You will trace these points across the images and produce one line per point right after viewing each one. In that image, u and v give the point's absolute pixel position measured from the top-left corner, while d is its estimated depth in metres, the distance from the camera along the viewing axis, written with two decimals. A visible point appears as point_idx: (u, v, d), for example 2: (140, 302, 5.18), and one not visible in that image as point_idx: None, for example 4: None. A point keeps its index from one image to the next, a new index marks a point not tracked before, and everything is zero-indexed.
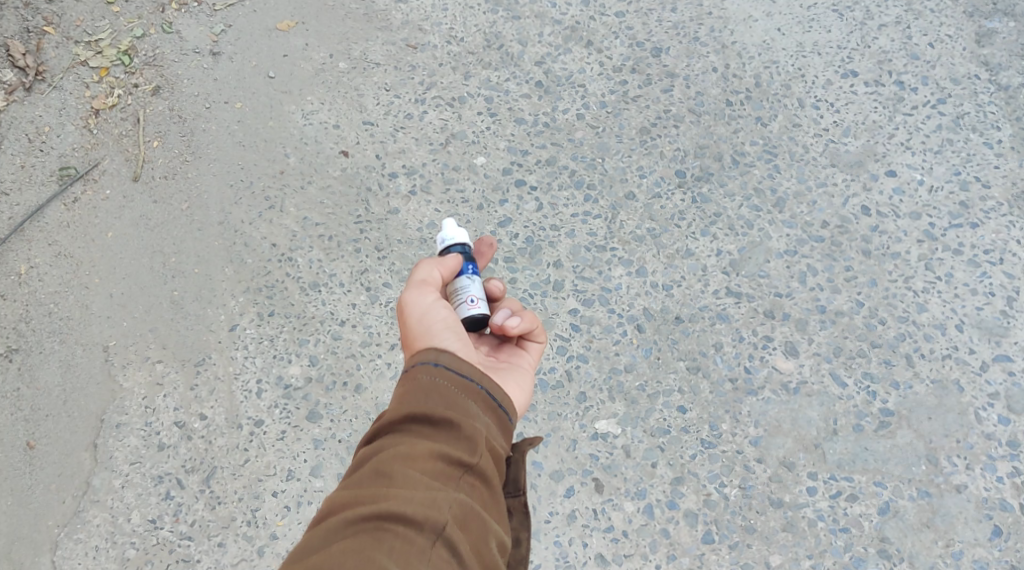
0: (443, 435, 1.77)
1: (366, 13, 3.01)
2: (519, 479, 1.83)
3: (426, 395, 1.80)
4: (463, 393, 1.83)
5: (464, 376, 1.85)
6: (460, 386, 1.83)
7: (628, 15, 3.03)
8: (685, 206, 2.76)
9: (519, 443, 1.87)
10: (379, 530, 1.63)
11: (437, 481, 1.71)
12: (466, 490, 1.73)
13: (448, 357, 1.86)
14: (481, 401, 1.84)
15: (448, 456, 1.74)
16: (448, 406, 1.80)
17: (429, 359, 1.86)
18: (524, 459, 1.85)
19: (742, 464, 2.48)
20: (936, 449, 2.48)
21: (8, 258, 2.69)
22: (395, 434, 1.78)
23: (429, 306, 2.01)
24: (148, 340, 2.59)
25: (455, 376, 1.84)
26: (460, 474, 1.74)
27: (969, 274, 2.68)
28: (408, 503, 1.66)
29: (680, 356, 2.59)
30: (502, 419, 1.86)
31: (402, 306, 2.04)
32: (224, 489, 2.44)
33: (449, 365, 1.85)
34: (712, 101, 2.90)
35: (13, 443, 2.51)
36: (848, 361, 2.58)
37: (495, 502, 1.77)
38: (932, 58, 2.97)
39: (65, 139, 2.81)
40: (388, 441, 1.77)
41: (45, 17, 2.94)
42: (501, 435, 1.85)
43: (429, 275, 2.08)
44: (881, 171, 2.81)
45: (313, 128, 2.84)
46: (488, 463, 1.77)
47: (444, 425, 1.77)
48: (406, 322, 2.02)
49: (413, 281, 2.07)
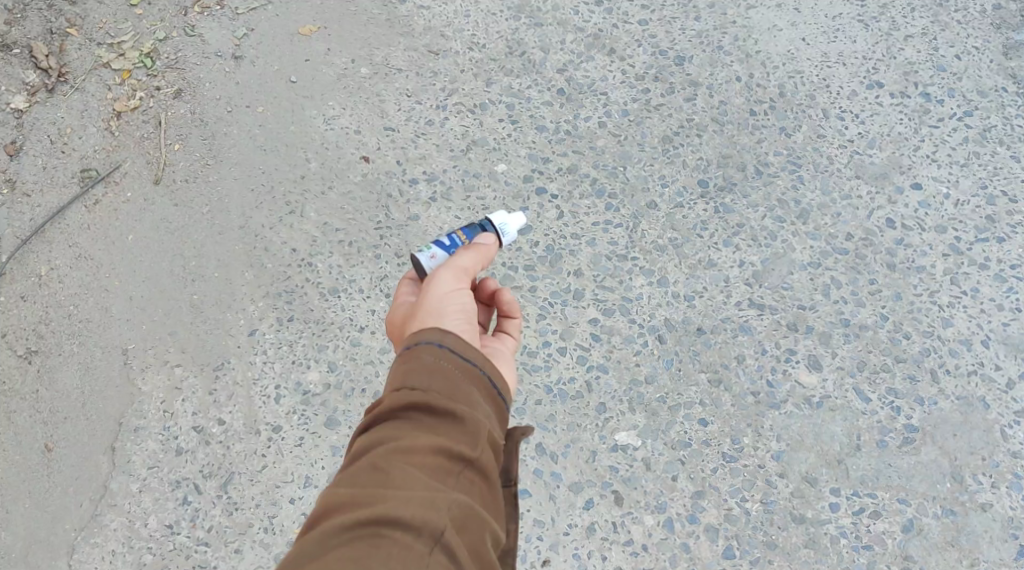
0: (445, 426, 1.70)
1: (389, 19, 3.00)
2: (512, 470, 1.77)
3: (430, 379, 1.73)
4: (467, 379, 1.76)
5: (468, 361, 1.77)
6: (464, 371, 1.76)
7: (652, 23, 3.01)
8: (708, 216, 2.72)
9: (511, 432, 1.80)
10: (376, 537, 1.56)
11: (437, 480, 1.64)
12: (465, 487, 1.66)
13: (453, 339, 1.78)
14: (484, 387, 1.77)
15: (449, 451, 1.67)
16: (451, 394, 1.72)
17: (434, 340, 1.78)
18: (517, 450, 1.79)
19: (764, 478, 2.42)
20: (961, 466, 2.42)
21: (30, 260, 2.69)
22: (393, 424, 1.71)
23: (452, 290, 1.95)
24: (167, 343, 2.58)
25: (460, 361, 1.76)
26: (460, 469, 1.67)
27: (995, 290, 2.62)
28: (407, 506, 1.59)
29: (703, 368, 2.54)
30: (502, 406, 1.80)
31: (428, 283, 1.97)
32: (242, 494, 2.42)
33: (454, 348, 1.78)
34: (736, 110, 2.86)
35: (32, 445, 2.50)
36: (872, 376, 2.53)
37: (494, 499, 1.70)
38: (959, 70, 2.92)
39: (88, 141, 2.82)
40: (387, 432, 1.70)
41: (69, 19, 2.98)
42: (501, 423, 1.78)
43: (470, 264, 2.03)
44: (907, 184, 2.76)
45: (334, 133, 2.84)
46: (488, 457, 1.71)
47: (446, 415, 1.71)
48: (423, 297, 1.95)
49: (452, 264, 2.01)
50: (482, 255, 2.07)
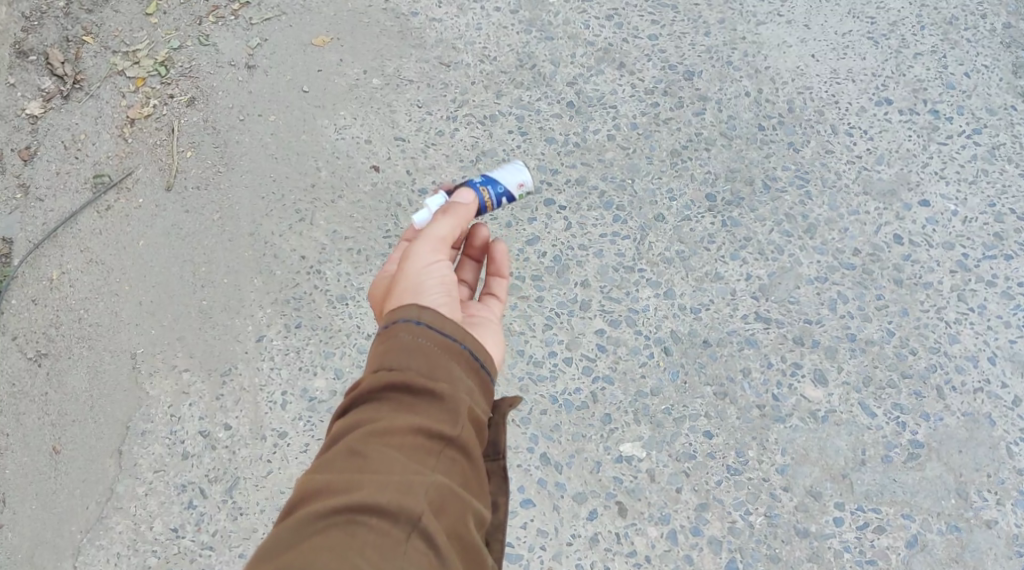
0: (423, 405, 1.72)
1: (401, 31, 3.02)
2: (498, 442, 1.81)
3: (407, 357, 1.75)
4: (447, 354, 1.77)
5: (447, 336, 1.79)
6: (443, 346, 1.78)
7: (662, 38, 3.01)
8: (715, 229, 2.73)
9: (497, 404, 1.84)
10: (352, 525, 1.58)
11: (415, 462, 1.67)
12: (446, 467, 1.69)
13: (431, 314, 1.80)
14: (465, 362, 1.79)
15: (427, 431, 1.69)
16: (429, 370, 1.75)
17: (412, 316, 1.80)
18: (504, 422, 1.83)
19: (768, 492, 2.43)
20: (966, 482, 2.42)
21: (41, 264, 2.72)
22: (371, 406, 1.74)
23: (432, 263, 2.00)
24: (175, 348, 2.60)
25: (438, 337, 1.78)
26: (440, 448, 1.70)
27: (1002, 306, 2.62)
28: (383, 492, 1.61)
29: (708, 381, 2.54)
30: (485, 379, 1.82)
31: (406, 257, 2.01)
32: (247, 499, 2.43)
33: (432, 323, 1.80)
34: (745, 125, 2.88)
35: (40, 447, 2.53)
36: (878, 392, 2.53)
37: (476, 477, 1.73)
38: (968, 88, 2.92)
39: (101, 147, 2.85)
40: (365, 415, 1.73)
41: (85, 27, 3.01)
42: (484, 397, 1.81)
43: (446, 232, 2.07)
44: (914, 201, 2.77)
45: (345, 142, 2.86)
46: (469, 434, 1.73)
47: (425, 394, 1.73)
48: (403, 271, 1.99)
49: (428, 235, 2.04)
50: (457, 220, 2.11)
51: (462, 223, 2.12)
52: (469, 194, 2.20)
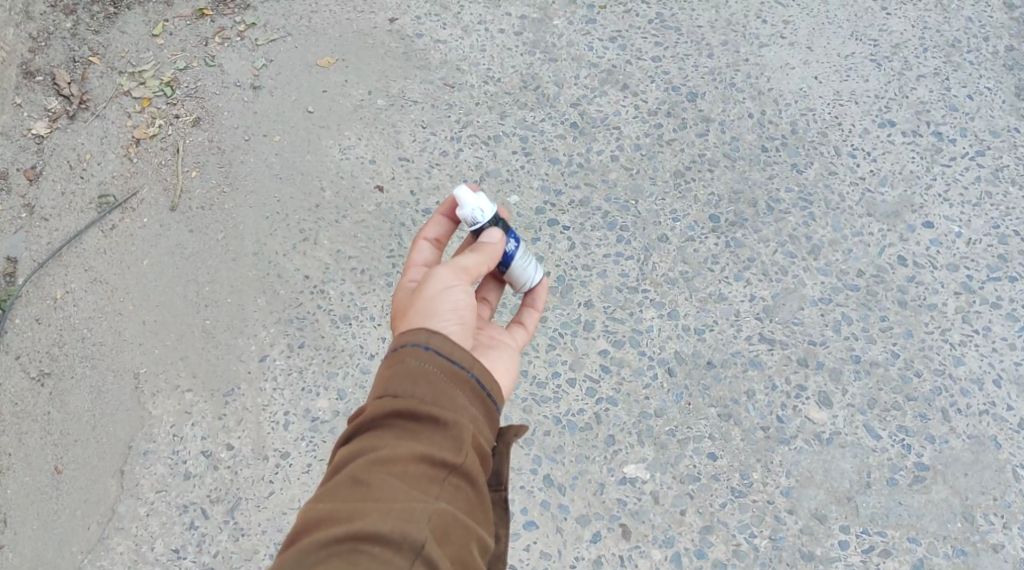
0: (428, 432, 1.72)
1: (406, 53, 3.03)
2: (502, 472, 1.80)
3: (413, 384, 1.75)
4: (452, 382, 1.77)
5: (454, 363, 1.79)
6: (449, 373, 1.78)
7: (665, 59, 3.02)
8: (719, 250, 2.73)
9: (502, 432, 1.83)
10: (354, 552, 1.57)
11: (418, 490, 1.66)
12: (450, 495, 1.68)
13: (439, 341, 1.80)
14: (470, 390, 1.79)
15: (431, 459, 1.69)
16: (435, 397, 1.75)
17: (420, 342, 1.80)
18: (509, 451, 1.82)
19: (773, 514, 2.41)
20: (972, 506, 2.41)
21: (45, 283, 2.73)
22: (375, 434, 1.73)
23: (448, 289, 1.97)
24: (178, 368, 2.59)
25: (445, 364, 1.78)
26: (444, 476, 1.69)
27: (1007, 328, 2.61)
28: (386, 519, 1.60)
29: (712, 403, 2.54)
30: (491, 408, 1.81)
31: (426, 278, 1.99)
32: (248, 520, 2.42)
33: (440, 350, 1.80)
34: (747, 146, 2.88)
35: (42, 467, 2.52)
36: (883, 414, 2.52)
37: (481, 505, 1.72)
38: (971, 110, 2.93)
39: (106, 167, 2.86)
40: (369, 442, 1.72)
41: (92, 48, 3.03)
42: (490, 425, 1.80)
43: (470, 264, 2.05)
44: (918, 222, 2.77)
45: (349, 162, 2.87)
46: (473, 462, 1.72)
47: (430, 421, 1.73)
48: (419, 294, 1.98)
49: (452, 263, 2.03)
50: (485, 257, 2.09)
51: (490, 263, 2.10)
52: (497, 235, 2.14)
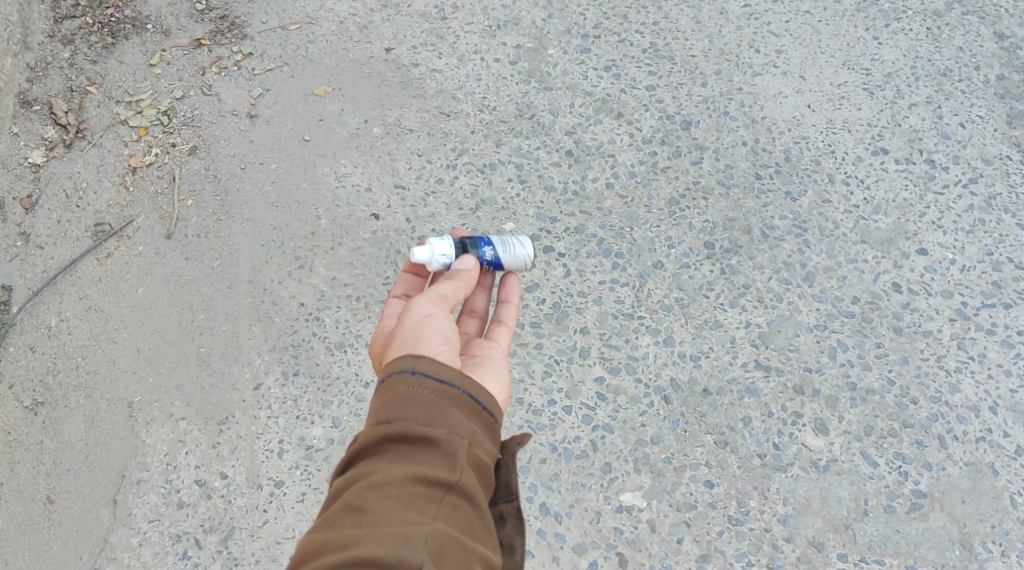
0: (422, 453, 1.72)
1: (402, 81, 3.05)
2: (510, 483, 1.80)
3: (405, 407, 1.75)
4: (444, 401, 1.77)
5: (443, 382, 1.78)
6: (440, 393, 1.77)
7: (659, 88, 3.04)
8: (714, 277, 2.73)
9: (506, 444, 1.83)
10: None
11: (415, 511, 1.65)
12: (448, 513, 1.67)
13: (425, 363, 1.80)
14: (464, 406, 1.78)
15: (427, 479, 1.68)
16: (427, 417, 1.74)
17: (406, 367, 1.80)
18: (515, 462, 1.82)
19: (770, 543, 2.41)
20: (970, 534, 2.40)
21: (39, 312, 2.72)
22: (371, 459, 1.73)
23: (431, 318, 1.98)
24: (173, 397, 2.58)
25: (434, 384, 1.78)
26: (442, 495, 1.68)
27: (1002, 355, 2.62)
28: (382, 543, 1.59)
29: (709, 430, 2.53)
30: (488, 422, 1.80)
31: (406, 310, 2.01)
32: (243, 550, 2.41)
33: (427, 372, 1.79)
34: (742, 174, 2.89)
35: (35, 496, 2.50)
36: (880, 441, 2.51)
37: (481, 520, 1.71)
38: (963, 138, 2.95)
39: (102, 195, 2.87)
40: (364, 468, 1.72)
41: (89, 78, 3.04)
42: (489, 439, 1.80)
43: (449, 292, 2.07)
44: (912, 249, 2.78)
45: (345, 190, 2.87)
46: (470, 478, 1.71)
47: (423, 442, 1.72)
48: (402, 326, 1.98)
49: (430, 293, 2.05)
50: (462, 283, 2.12)
51: (467, 288, 2.12)
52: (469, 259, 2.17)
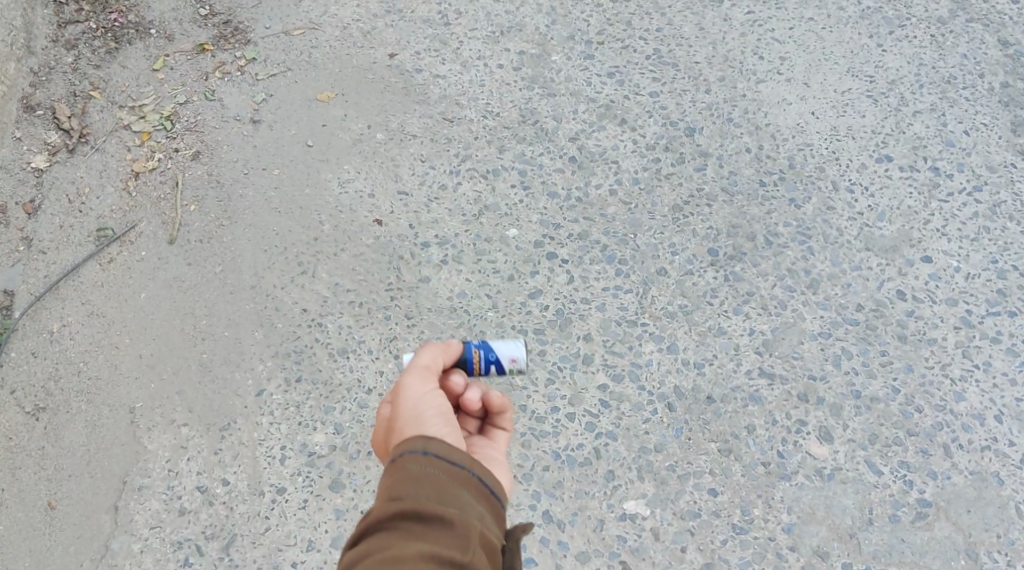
0: (434, 532, 1.70)
1: (405, 87, 3.05)
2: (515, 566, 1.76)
3: (417, 485, 1.74)
4: (454, 481, 1.77)
5: (455, 464, 1.79)
6: (452, 474, 1.77)
7: (663, 95, 3.04)
8: (717, 284, 2.72)
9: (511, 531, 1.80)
10: None
11: None
12: None
13: (436, 445, 1.80)
14: (474, 489, 1.78)
15: (440, 558, 1.66)
16: (438, 496, 1.74)
17: (417, 448, 1.79)
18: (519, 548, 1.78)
19: (774, 551, 2.39)
20: (975, 543, 2.39)
21: (41, 317, 2.71)
22: (382, 535, 1.70)
23: (426, 394, 1.97)
24: (175, 403, 2.58)
25: (447, 465, 1.78)
26: None
27: (1007, 363, 2.60)
28: None
29: (713, 438, 2.52)
30: (496, 507, 1.81)
31: (397, 392, 1.98)
32: (244, 557, 2.39)
33: (439, 454, 1.79)
34: (745, 180, 2.89)
35: (35, 502, 2.49)
36: (884, 449, 2.50)
37: None
38: (968, 146, 2.94)
39: (105, 200, 2.86)
40: (375, 544, 1.69)
41: (92, 82, 3.04)
42: (496, 524, 1.79)
43: (430, 361, 2.06)
44: (917, 256, 2.77)
45: (348, 196, 2.87)
46: (482, 563, 1.69)
47: (436, 520, 1.71)
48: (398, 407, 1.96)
49: (413, 367, 2.03)
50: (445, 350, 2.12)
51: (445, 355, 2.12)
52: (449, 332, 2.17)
